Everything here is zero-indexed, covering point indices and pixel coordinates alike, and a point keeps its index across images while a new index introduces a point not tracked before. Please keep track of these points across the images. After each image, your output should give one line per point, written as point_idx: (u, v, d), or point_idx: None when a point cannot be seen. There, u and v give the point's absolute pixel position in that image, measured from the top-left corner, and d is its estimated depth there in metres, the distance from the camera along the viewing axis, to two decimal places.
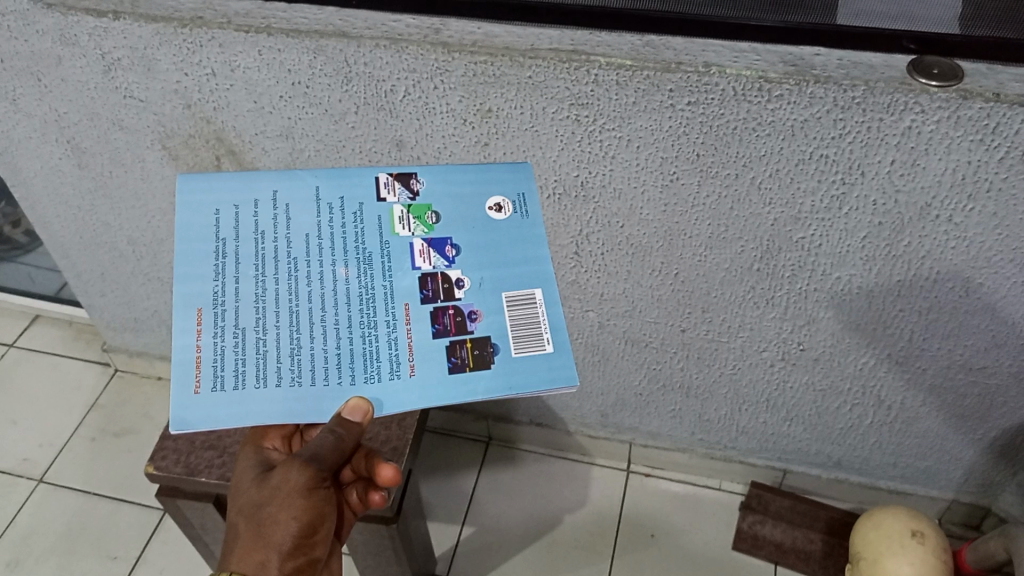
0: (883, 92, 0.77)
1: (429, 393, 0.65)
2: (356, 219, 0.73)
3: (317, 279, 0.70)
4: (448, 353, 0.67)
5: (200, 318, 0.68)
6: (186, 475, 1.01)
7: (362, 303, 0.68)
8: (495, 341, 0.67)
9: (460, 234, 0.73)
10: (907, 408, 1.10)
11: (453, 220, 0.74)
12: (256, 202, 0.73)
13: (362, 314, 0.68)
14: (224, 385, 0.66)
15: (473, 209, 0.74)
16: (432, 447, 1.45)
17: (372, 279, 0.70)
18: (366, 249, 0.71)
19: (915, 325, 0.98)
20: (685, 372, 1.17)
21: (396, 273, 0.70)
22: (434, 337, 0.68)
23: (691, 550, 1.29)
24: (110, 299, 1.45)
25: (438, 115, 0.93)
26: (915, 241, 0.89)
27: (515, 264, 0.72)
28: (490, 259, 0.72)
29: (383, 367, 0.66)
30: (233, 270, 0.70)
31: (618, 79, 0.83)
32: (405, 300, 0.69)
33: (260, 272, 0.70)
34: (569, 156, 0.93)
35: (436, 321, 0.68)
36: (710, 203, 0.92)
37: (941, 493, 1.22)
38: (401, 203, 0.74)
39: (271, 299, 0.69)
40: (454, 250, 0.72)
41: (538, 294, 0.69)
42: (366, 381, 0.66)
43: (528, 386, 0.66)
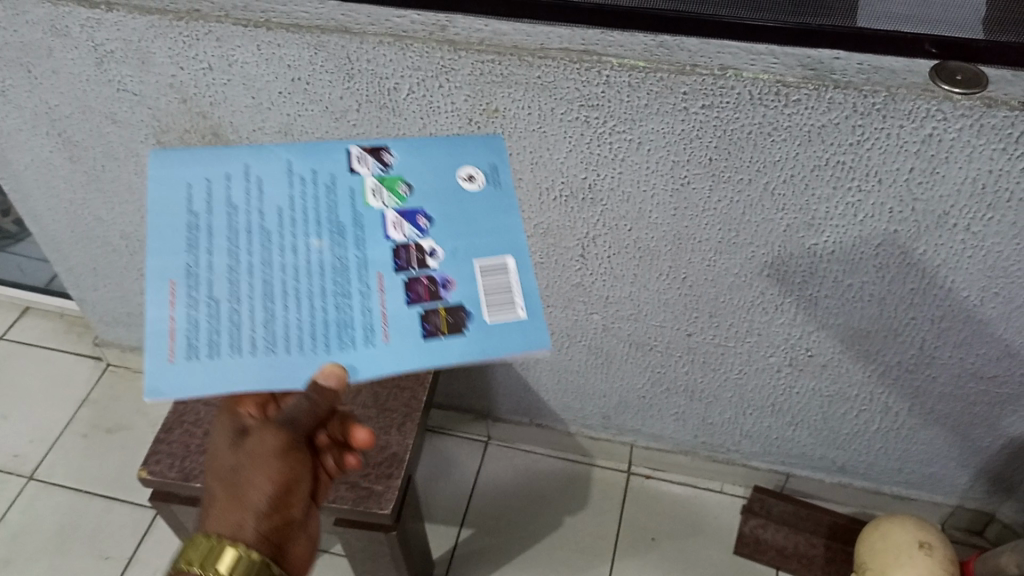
0: (904, 98, 0.75)
1: (404, 362, 0.60)
2: (330, 191, 0.68)
3: (288, 249, 0.64)
4: (421, 320, 0.62)
5: (172, 291, 0.62)
6: (181, 480, 0.99)
7: (337, 274, 0.63)
8: (468, 307, 0.62)
9: (431, 206, 0.68)
10: (916, 415, 1.08)
11: (425, 192, 0.69)
12: (227, 177, 0.68)
13: (337, 285, 0.62)
14: (196, 353, 0.60)
15: (444, 181, 0.70)
16: (431, 446, 1.43)
17: (346, 251, 0.64)
18: (340, 221, 0.66)
19: (927, 333, 0.96)
20: (689, 375, 1.16)
21: (370, 244, 0.65)
22: (408, 305, 0.62)
23: (692, 556, 1.28)
24: (103, 293, 1.42)
25: (442, 114, 0.90)
26: (930, 250, 0.87)
27: (488, 233, 0.67)
28: (464, 229, 0.67)
29: (358, 336, 0.61)
30: (206, 244, 0.64)
31: (630, 80, 0.80)
32: (378, 269, 0.64)
33: (231, 243, 0.64)
34: (577, 158, 0.90)
35: (408, 289, 0.63)
36: (722, 207, 0.90)
37: (945, 499, 1.21)
38: (372, 175, 0.69)
39: (243, 271, 0.63)
40: (427, 221, 0.67)
41: (510, 262, 0.65)
42: (343, 351, 0.60)
43: (505, 351, 0.61)
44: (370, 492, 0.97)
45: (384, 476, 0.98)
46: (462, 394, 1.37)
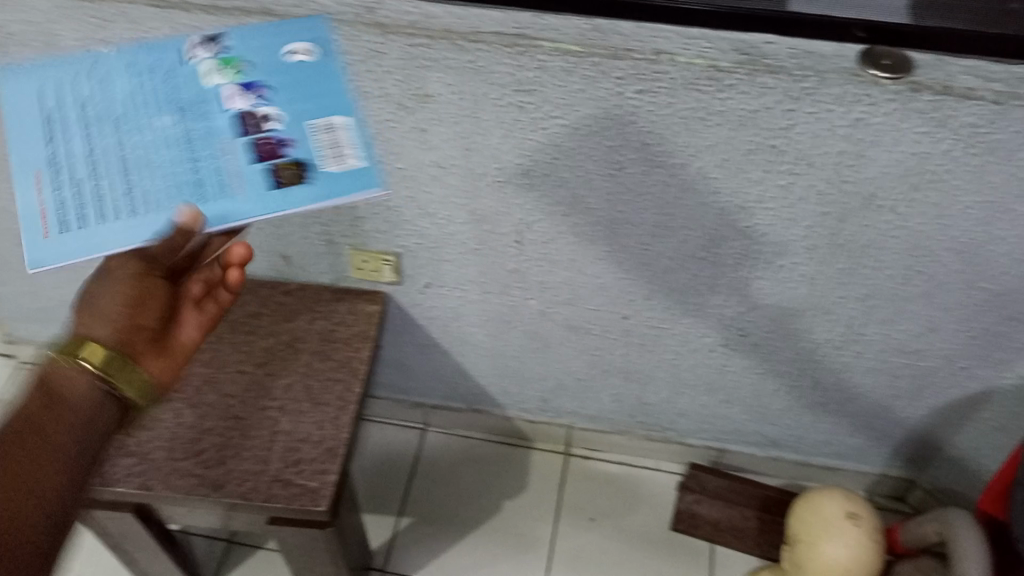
0: (834, 83, 0.76)
1: (250, 202, 0.70)
2: (168, 77, 0.76)
3: (136, 130, 0.73)
4: (268, 175, 0.72)
5: (39, 178, 0.72)
6: (101, 485, 0.94)
7: (184, 141, 0.73)
8: (305, 160, 0.72)
9: (271, 83, 0.76)
10: (843, 388, 1.11)
11: (257, 69, 0.76)
12: (75, 74, 0.76)
13: (184, 151, 0.72)
14: (68, 228, 0.69)
15: (270, 54, 0.77)
16: (367, 436, 1.41)
17: (189, 122, 0.74)
18: (182, 99, 0.74)
19: (855, 311, 0.99)
20: (626, 357, 1.16)
21: (211, 115, 0.74)
22: (251, 163, 0.72)
23: (630, 535, 1.29)
24: (10, 288, 1.33)
25: (372, 99, 0.87)
26: (858, 231, 0.89)
27: (319, 101, 0.75)
28: (297, 96, 0.75)
29: (210, 191, 0.70)
30: (63, 133, 0.73)
31: (565, 65, 0.79)
32: (222, 140, 0.73)
33: (87, 130, 0.73)
34: (512, 143, 0.88)
35: (252, 151, 0.73)
36: (657, 192, 0.90)
37: (870, 467, 1.26)
38: (206, 57, 0.77)
39: (98, 152, 0.72)
40: (261, 92, 0.75)
41: (342, 121, 0.74)
42: (199, 202, 0.70)
43: (343, 194, 0.71)
44: (304, 490, 0.93)
45: (318, 472, 0.94)
46: (397, 382, 1.34)
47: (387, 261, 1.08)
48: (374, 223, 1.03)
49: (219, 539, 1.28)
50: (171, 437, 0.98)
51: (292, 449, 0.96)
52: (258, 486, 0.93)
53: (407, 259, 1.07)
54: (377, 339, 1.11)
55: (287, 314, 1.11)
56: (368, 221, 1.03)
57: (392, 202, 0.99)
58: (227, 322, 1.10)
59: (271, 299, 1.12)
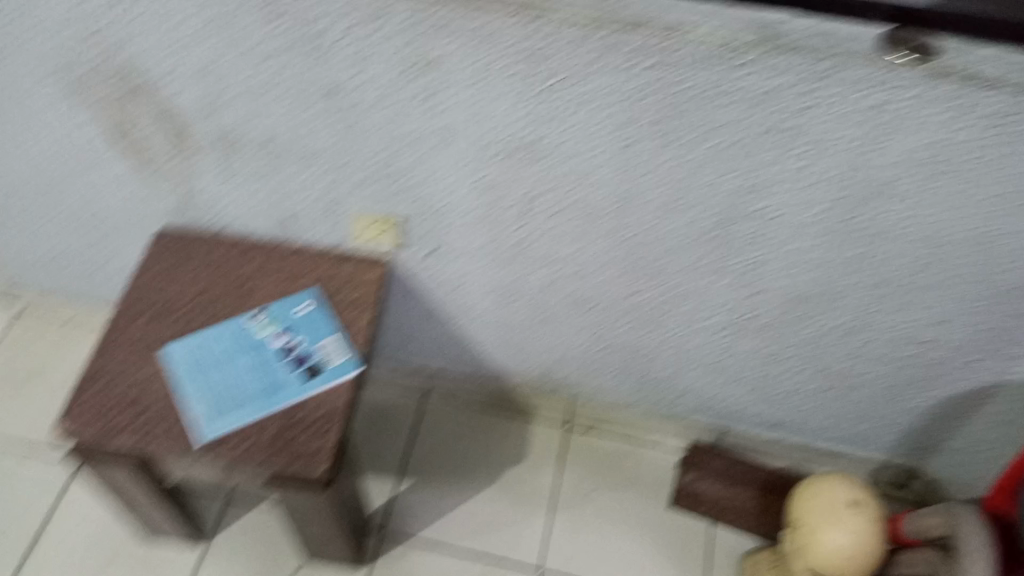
0: (854, 66, 0.72)
1: (292, 391, 0.97)
2: (252, 344, 1.02)
3: (230, 371, 0.99)
4: (301, 365, 0.99)
5: (178, 354, 1.00)
6: (98, 441, 0.93)
7: (265, 360, 1.00)
8: (323, 337, 1.02)
9: (295, 334, 1.02)
10: (850, 375, 1.09)
11: (289, 330, 1.03)
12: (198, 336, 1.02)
13: (264, 377, 0.99)
14: (220, 413, 0.95)
15: (296, 325, 1.03)
16: (370, 399, 1.40)
17: (267, 351, 1.01)
18: (260, 348, 1.01)
19: (867, 298, 0.96)
20: (631, 333, 1.14)
21: (273, 362, 1.00)
22: (302, 378, 0.98)
23: (629, 509, 1.29)
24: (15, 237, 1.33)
25: (375, 62, 0.84)
26: (874, 218, 0.86)
27: (319, 319, 1.04)
28: (315, 328, 1.03)
29: (284, 386, 0.98)
30: (207, 368, 0.99)
31: (573, 36, 0.76)
32: (277, 363, 1.00)
33: (205, 373, 0.99)
34: (518, 113, 0.86)
35: (297, 369, 0.99)
36: (667, 169, 0.87)
37: (875, 453, 1.25)
38: (259, 323, 1.04)
39: (212, 373, 0.99)
40: (295, 347, 1.01)
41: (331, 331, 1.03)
42: (280, 392, 0.97)
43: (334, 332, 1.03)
44: (300, 453, 0.92)
45: (315, 436, 0.93)
46: (401, 347, 1.34)
47: (391, 226, 1.06)
48: (378, 188, 1.01)
49: (220, 494, 1.29)
50: (170, 394, 0.97)
51: (289, 413, 0.95)
52: (254, 448, 0.93)
53: (410, 225, 1.05)
54: (379, 304, 1.09)
55: (288, 275, 1.09)
56: (371, 185, 1.01)
57: (396, 167, 0.97)
58: (229, 281, 1.09)
59: (273, 259, 1.11)
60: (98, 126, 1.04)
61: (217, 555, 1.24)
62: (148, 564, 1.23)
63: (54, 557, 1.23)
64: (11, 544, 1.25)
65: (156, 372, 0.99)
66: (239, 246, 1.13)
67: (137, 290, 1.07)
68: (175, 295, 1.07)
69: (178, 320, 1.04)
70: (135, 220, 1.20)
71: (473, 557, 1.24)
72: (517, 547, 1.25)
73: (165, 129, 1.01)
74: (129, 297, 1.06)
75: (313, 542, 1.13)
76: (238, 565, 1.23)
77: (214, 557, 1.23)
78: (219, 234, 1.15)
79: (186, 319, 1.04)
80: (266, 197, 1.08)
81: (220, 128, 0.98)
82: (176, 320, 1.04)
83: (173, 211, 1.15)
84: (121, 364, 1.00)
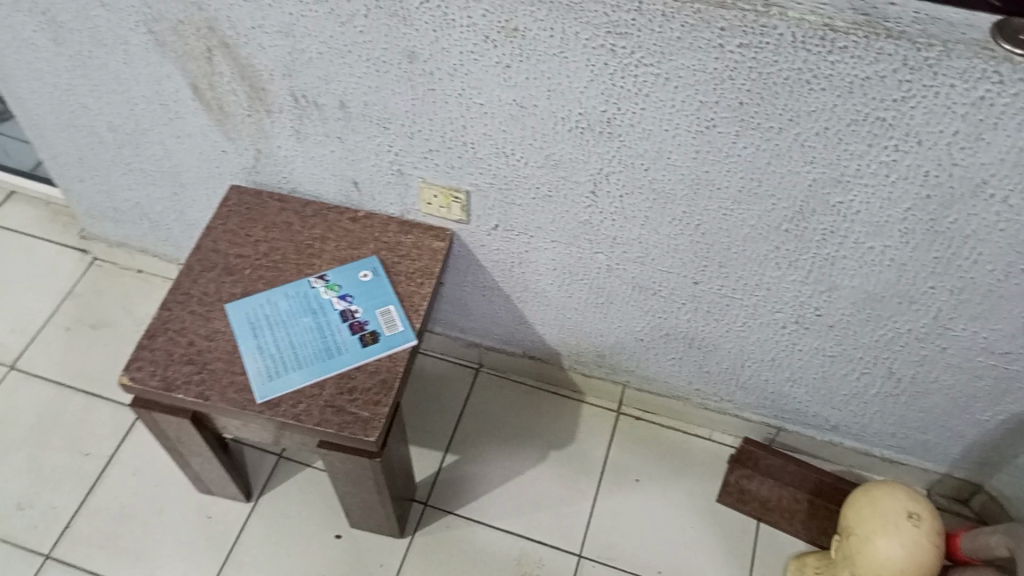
0: (960, 56, 0.68)
1: (351, 354, 0.97)
2: (311, 304, 1.02)
3: (290, 329, 1.00)
4: (361, 329, 0.99)
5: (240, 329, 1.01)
6: (161, 389, 0.93)
7: (323, 322, 1.00)
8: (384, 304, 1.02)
9: (355, 300, 1.02)
10: (918, 382, 1.06)
11: (349, 295, 1.03)
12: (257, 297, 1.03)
13: (322, 340, 0.99)
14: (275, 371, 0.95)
15: (356, 291, 1.04)
16: (422, 369, 1.42)
17: (326, 314, 1.01)
18: (319, 311, 1.02)
19: (944, 303, 0.93)
20: (691, 323, 1.12)
21: (332, 326, 1.00)
22: (359, 341, 0.98)
23: (675, 501, 1.27)
24: (89, 186, 1.36)
25: (457, 28, 0.83)
26: (962, 219, 0.82)
27: (381, 286, 1.04)
28: (375, 294, 1.03)
29: (340, 347, 0.98)
30: (264, 326, 1.00)
31: (664, 10, 0.74)
32: (337, 325, 1.00)
33: (263, 333, 0.99)
34: (598, 89, 0.84)
35: (356, 333, 0.99)
36: (747, 155, 0.85)
37: (934, 466, 1.21)
38: (320, 286, 1.04)
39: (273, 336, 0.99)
40: (354, 311, 1.01)
41: (392, 296, 1.03)
42: (337, 353, 0.97)
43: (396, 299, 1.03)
44: (356, 418, 0.91)
45: (371, 403, 0.92)
46: (456, 321, 1.34)
47: (457, 198, 1.05)
48: (447, 158, 1.00)
49: (269, 453, 1.31)
50: (232, 350, 0.97)
51: (346, 378, 0.95)
52: (310, 410, 0.92)
53: (477, 198, 1.04)
54: (439, 277, 1.09)
55: (352, 241, 1.10)
56: (440, 155, 1.00)
57: (468, 138, 0.96)
58: (293, 243, 1.09)
59: (338, 224, 1.12)
60: (177, 79, 1.05)
61: (263, 513, 1.25)
62: (197, 515, 1.25)
63: (108, 500, 1.26)
64: (68, 484, 1.28)
65: (219, 327, 1.00)
66: (305, 209, 1.13)
67: (204, 246, 1.08)
68: (241, 253, 1.08)
69: (242, 277, 1.05)
70: (205, 177, 1.22)
71: (516, 536, 1.23)
72: (559, 530, 1.24)
73: (242, 86, 1.02)
74: (196, 251, 1.08)
75: (358, 508, 1.13)
76: (283, 524, 1.24)
77: (260, 514, 1.25)
78: (286, 196, 1.15)
79: (249, 277, 1.05)
80: (335, 161, 1.08)
81: (295, 89, 0.99)
82: (240, 278, 1.05)
83: (243, 170, 1.16)
84: (186, 316, 1.00)
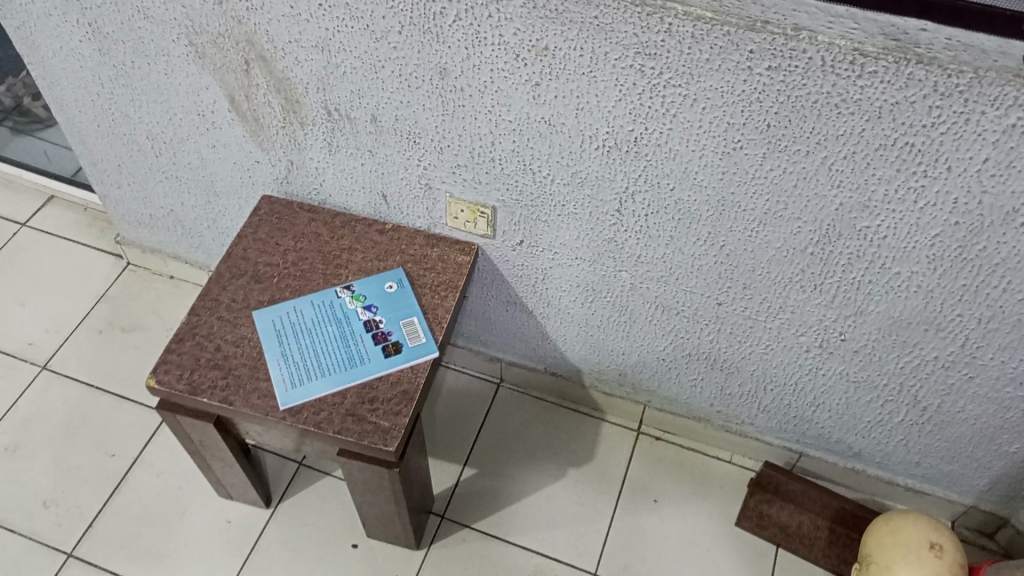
0: (992, 83, 0.68)
1: (373, 363, 0.98)
2: (336, 314, 1.04)
3: (315, 337, 1.01)
4: (384, 340, 1.00)
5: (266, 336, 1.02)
6: (187, 393, 0.95)
7: (347, 332, 1.02)
8: (407, 315, 1.03)
9: (379, 311, 1.04)
10: (944, 412, 1.04)
11: (374, 306, 1.04)
12: (285, 305, 1.04)
13: (346, 350, 1.00)
14: (298, 379, 0.96)
15: (381, 301, 1.05)
16: (444, 382, 1.42)
17: (350, 324, 1.02)
18: (343, 320, 1.03)
19: (972, 332, 0.92)
20: (714, 344, 1.12)
21: (356, 336, 1.01)
22: (382, 352, 0.99)
23: (693, 524, 1.26)
24: (125, 192, 1.39)
25: (489, 46, 0.84)
26: (991, 247, 0.81)
27: (406, 297, 1.05)
28: (399, 305, 1.04)
29: (363, 357, 0.99)
30: (290, 334, 1.01)
31: (694, 32, 0.74)
32: (361, 336, 1.01)
33: (288, 340, 1.00)
34: (626, 108, 0.85)
35: (379, 344, 1.00)
36: (773, 177, 0.85)
37: (959, 497, 1.19)
38: (346, 297, 1.05)
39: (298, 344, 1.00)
40: (378, 322, 1.02)
41: (416, 308, 1.04)
42: (359, 363, 0.98)
43: (420, 311, 1.04)
44: (376, 428, 0.92)
45: (392, 413, 0.93)
46: (479, 335, 1.34)
47: (483, 213, 1.06)
48: (475, 173, 1.01)
49: (290, 460, 1.32)
50: (257, 357, 0.99)
51: (368, 388, 0.96)
52: (332, 418, 0.93)
53: (503, 214, 1.05)
54: (463, 291, 1.10)
55: (378, 253, 1.11)
56: (469, 170, 1.01)
57: (496, 154, 0.97)
58: (322, 253, 1.11)
59: (366, 236, 1.13)
60: (214, 90, 1.08)
61: (282, 519, 1.26)
62: (217, 519, 1.26)
63: (131, 501, 1.28)
64: (93, 484, 1.30)
65: (245, 333, 1.01)
66: (333, 220, 1.15)
67: (234, 254, 1.10)
68: (270, 261, 1.10)
69: (270, 285, 1.07)
70: (238, 186, 1.24)
71: (531, 552, 1.23)
72: (575, 548, 1.23)
73: (277, 98, 1.04)
74: (226, 258, 1.09)
75: (376, 517, 1.14)
76: (301, 531, 1.25)
77: (279, 521, 1.26)
78: (316, 207, 1.17)
79: (277, 285, 1.07)
80: (364, 173, 1.10)
81: (329, 102, 1.01)
82: (268, 285, 1.07)
83: (275, 180, 1.18)
84: (215, 322, 1.02)
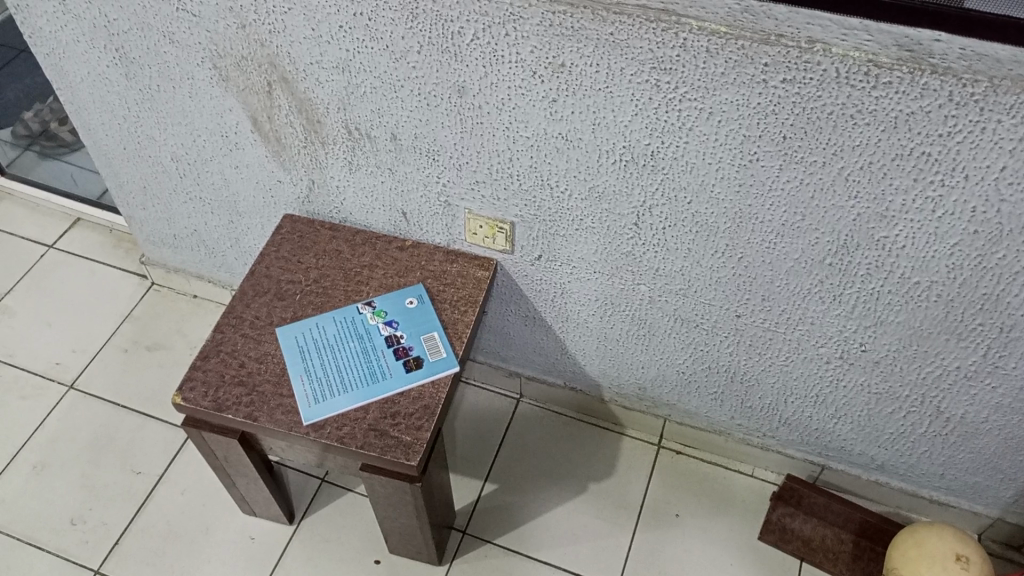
0: (1007, 92, 0.69)
1: (392, 378, 0.99)
2: (357, 330, 1.05)
3: (336, 352, 1.02)
4: (403, 354, 1.01)
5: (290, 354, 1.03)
6: (213, 410, 0.96)
7: (367, 347, 1.03)
8: (427, 329, 1.04)
9: (399, 326, 1.05)
10: (968, 422, 1.04)
11: (395, 321, 1.05)
12: (308, 322, 1.06)
13: (367, 365, 1.01)
14: (320, 392, 0.97)
15: (403, 317, 1.06)
16: (464, 398, 1.43)
17: (372, 340, 1.04)
18: (365, 336, 1.04)
19: (993, 341, 0.92)
20: (733, 356, 1.12)
21: (377, 352, 1.02)
22: (402, 366, 1.00)
23: (715, 537, 1.26)
24: (150, 214, 1.41)
25: (507, 64, 0.86)
26: (1011, 255, 0.81)
27: (426, 313, 1.06)
28: (419, 320, 1.05)
29: (383, 373, 1.00)
30: (312, 351, 1.02)
31: (709, 46, 0.75)
32: (382, 351, 1.02)
33: (309, 356, 1.02)
34: (643, 122, 0.86)
35: (399, 359, 1.01)
36: (790, 189, 0.85)
37: (984, 509, 1.18)
38: (367, 312, 1.07)
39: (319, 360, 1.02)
40: (398, 338, 1.03)
41: (436, 324, 1.04)
42: (380, 377, 0.99)
43: (439, 326, 1.04)
44: (398, 442, 0.93)
45: (413, 428, 0.94)
46: (499, 350, 1.35)
47: (502, 228, 1.07)
48: (493, 189, 1.03)
49: (313, 477, 1.33)
50: (281, 372, 1.00)
51: (390, 403, 0.96)
52: (354, 432, 0.94)
53: (521, 229, 1.07)
54: (482, 306, 1.10)
55: (399, 269, 1.12)
56: (487, 186, 1.03)
57: (514, 170, 0.98)
58: (343, 271, 1.12)
59: (386, 253, 1.14)
60: (237, 111, 1.10)
61: (306, 535, 1.27)
62: (242, 536, 1.27)
63: (156, 519, 1.29)
64: (119, 501, 1.32)
65: (269, 349, 1.03)
66: (354, 237, 1.17)
67: (258, 272, 1.12)
68: (293, 278, 1.11)
69: (293, 303, 1.08)
70: (260, 206, 1.26)
71: (552, 567, 1.23)
72: (596, 562, 1.23)
73: (299, 119, 1.06)
74: (250, 276, 1.11)
75: (398, 533, 1.14)
76: (323, 547, 1.26)
77: (302, 537, 1.27)
78: (336, 224, 1.19)
79: (299, 302, 1.08)
80: (384, 192, 1.11)
81: (350, 122, 1.03)
82: (291, 302, 1.08)
83: (296, 199, 1.21)
84: (238, 339, 1.04)
